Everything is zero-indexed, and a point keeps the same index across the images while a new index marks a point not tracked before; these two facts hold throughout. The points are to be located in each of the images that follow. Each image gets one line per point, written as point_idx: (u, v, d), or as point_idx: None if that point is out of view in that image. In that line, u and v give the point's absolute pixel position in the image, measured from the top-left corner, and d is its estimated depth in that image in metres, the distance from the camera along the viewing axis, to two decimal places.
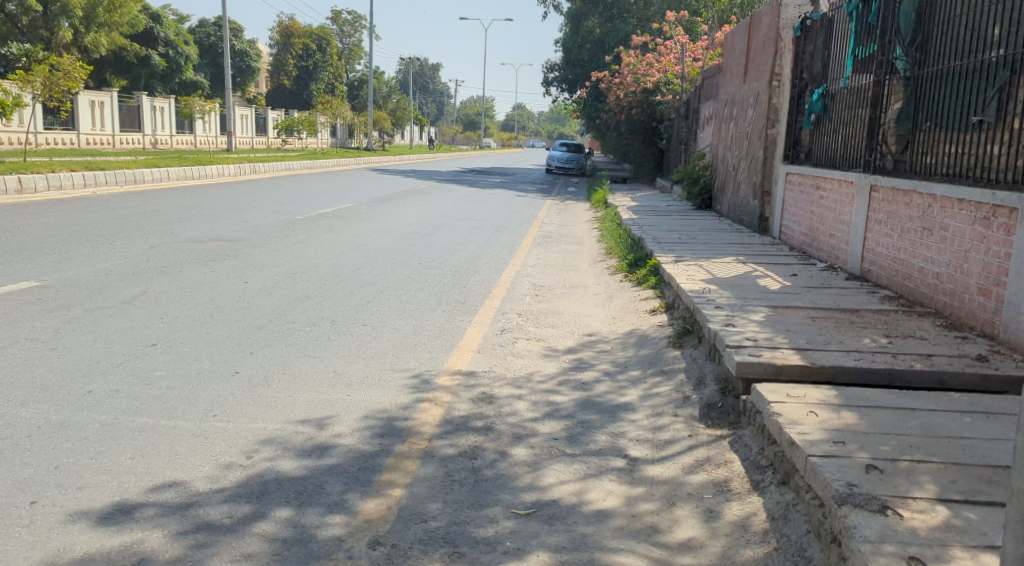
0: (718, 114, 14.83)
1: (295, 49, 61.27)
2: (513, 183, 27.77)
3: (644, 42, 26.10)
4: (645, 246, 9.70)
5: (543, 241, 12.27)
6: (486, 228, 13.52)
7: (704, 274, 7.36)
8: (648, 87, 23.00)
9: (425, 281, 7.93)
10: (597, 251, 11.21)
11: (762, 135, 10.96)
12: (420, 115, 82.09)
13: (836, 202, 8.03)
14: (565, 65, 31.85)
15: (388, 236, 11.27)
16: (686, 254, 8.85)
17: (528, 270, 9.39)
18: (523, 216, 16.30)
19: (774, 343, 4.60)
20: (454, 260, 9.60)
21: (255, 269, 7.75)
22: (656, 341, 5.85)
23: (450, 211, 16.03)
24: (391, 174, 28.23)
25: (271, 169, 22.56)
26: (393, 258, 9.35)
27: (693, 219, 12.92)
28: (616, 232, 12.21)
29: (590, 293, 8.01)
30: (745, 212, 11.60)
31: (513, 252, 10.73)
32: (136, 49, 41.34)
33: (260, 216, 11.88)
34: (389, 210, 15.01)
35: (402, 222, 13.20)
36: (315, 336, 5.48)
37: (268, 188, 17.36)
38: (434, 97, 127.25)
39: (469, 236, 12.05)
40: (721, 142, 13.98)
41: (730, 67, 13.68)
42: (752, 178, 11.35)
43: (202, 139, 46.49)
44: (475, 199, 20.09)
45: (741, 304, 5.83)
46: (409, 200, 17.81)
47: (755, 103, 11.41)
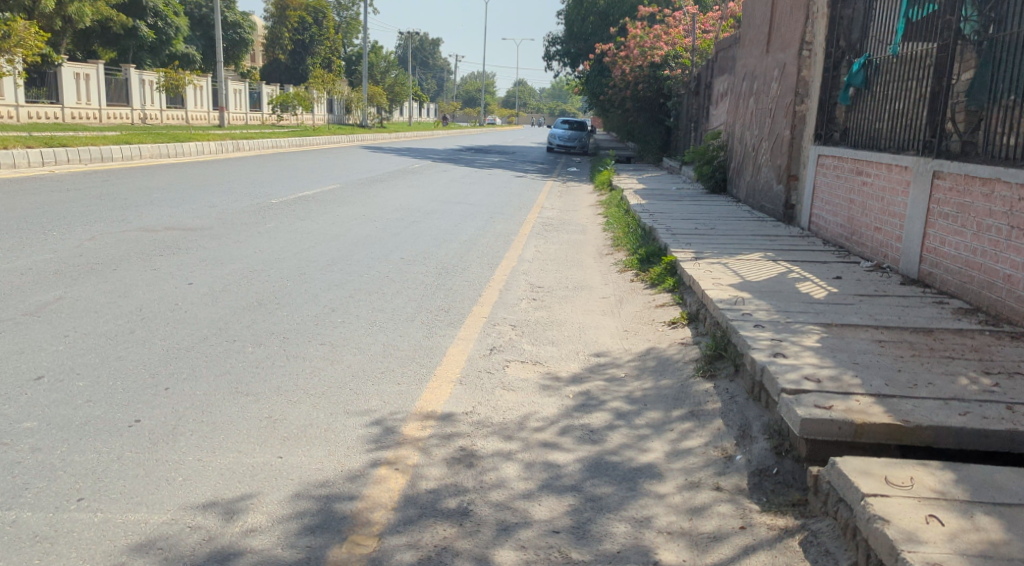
0: (734, 89, 13.69)
1: (290, 22, 59.84)
2: (512, 162, 26.64)
3: (652, 13, 24.85)
4: (658, 239, 8.60)
5: (543, 230, 11.17)
6: (481, 213, 12.41)
7: (732, 276, 6.25)
8: (655, 61, 21.79)
9: (404, 282, 6.84)
10: (602, 242, 10.11)
11: (788, 112, 9.82)
12: (420, 91, 80.60)
13: (885, 189, 6.90)
14: (568, 38, 30.57)
15: (371, 223, 10.17)
16: (705, 249, 7.75)
17: (524, 265, 8.31)
18: (522, 199, 15.18)
19: (843, 387, 3.51)
20: (442, 253, 8.51)
21: (205, 266, 6.65)
22: (679, 367, 4.76)
23: (442, 194, 14.90)
24: (385, 152, 27.07)
25: (257, 146, 21.43)
26: (372, 250, 8.26)
27: (707, 206, 11.80)
28: (624, 221, 11.10)
29: (596, 297, 6.93)
30: (768, 198, 10.49)
31: (509, 243, 9.64)
32: (123, 20, 40.07)
33: (230, 200, 10.77)
34: (376, 193, 13.89)
35: (388, 207, 12.09)
36: (255, 361, 4.39)
37: (248, 167, 16.22)
38: (434, 73, 125.48)
39: (460, 224, 10.95)
40: (738, 120, 12.85)
41: (749, 37, 12.50)
42: (776, 160, 10.23)
43: (193, 114, 45.28)
44: (471, 180, 18.94)
45: (784, 322, 4.74)
46: (400, 181, 16.67)
47: (780, 76, 10.26)
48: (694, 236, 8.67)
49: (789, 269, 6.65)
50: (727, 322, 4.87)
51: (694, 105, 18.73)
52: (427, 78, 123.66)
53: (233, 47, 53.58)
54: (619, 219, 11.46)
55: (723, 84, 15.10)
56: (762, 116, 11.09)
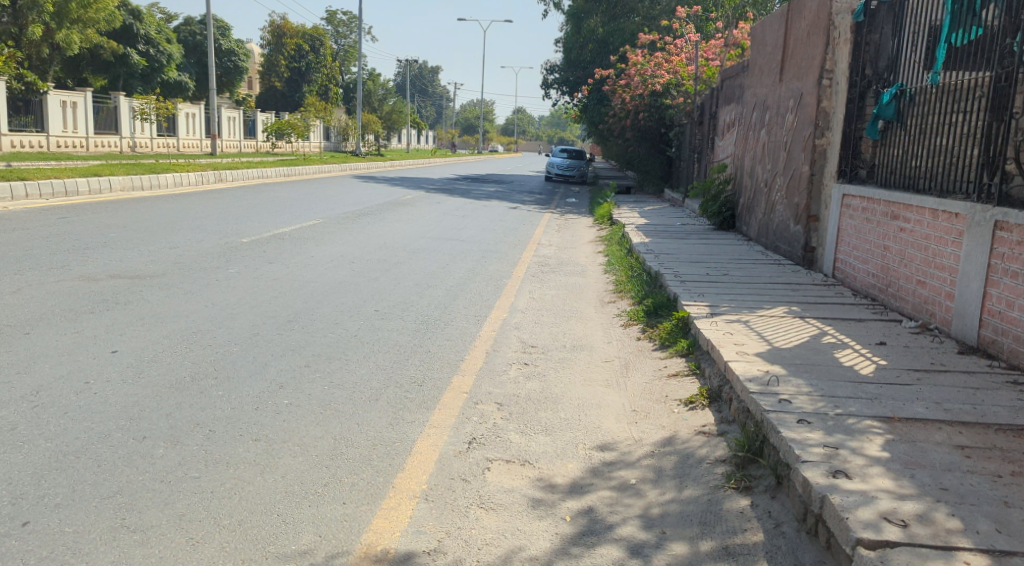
0: (743, 120, 12.83)
1: (287, 50, 59.51)
2: (509, 192, 25.80)
3: (652, 41, 24.17)
4: (667, 288, 7.69)
5: (538, 271, 10.25)
6: (472, 252, 11.50)
7: (758, 342, 5.31)
8: (656, 89, 20.99)
9: (374, 344, 5.90)
10: (602, 287, 9.19)
11: (807, 146, 8.94)
12: (418, 120, 80.16)
13: (928, 236, 5.99)
14: (567, 66, 29.90)
15: (348, 265, 9.26)
16: (721, 304, 6.83)
17: (514, 318, 7.37)
18: (516, 234, 14.29)
19: (941, 536, 2.55)
20: (423, 304, 7.57)
21: (140, 326, 5.71)
22: (703, 471, 3.80)
23: (431, 229, 14.02)
24: (377, 182, 26.24)
25: (242, 177, 20.59)
26: (343, 301, 7.33)
27: (716, 245, 10.90)
28: (627, 262, 10.19)
29: (598, 362, 5.99)
30: (785, 239, 9.60)
31: (499, 289, 8.71)
32: (114, 47, 39.52)
33: (195, 241, 9.87)
34: (361, 229, 13.00)
35: (370, 245, 11.18)
36: (160, 472, 3.44)
37: (226, 200, 15.36)
38: (433, 101, 125.36)
39: (447, 264, 10.05)
40: (748, 153, 12.01)
41: (761, 65, 11.65)
42: (794, 198, 9.32)
43: (186, 142, 44.62)
44: (464, 212, 18.06)
45: (833, 417, 3.79)
46: (387, 215, 15.80)
47: (797, 107, 9.39)
48: (707, 284, 7.76)
49: (823, 331, 5.72)
50: (762, 413, 3.91)
51: (698, 135, 17.92)
52: (426, 106, 123.58)
53: (228, 75, 53.05)
54: (622, 260, 10.58)
55: (729, 114, 14.27)
56: (776, 150, 10.22)
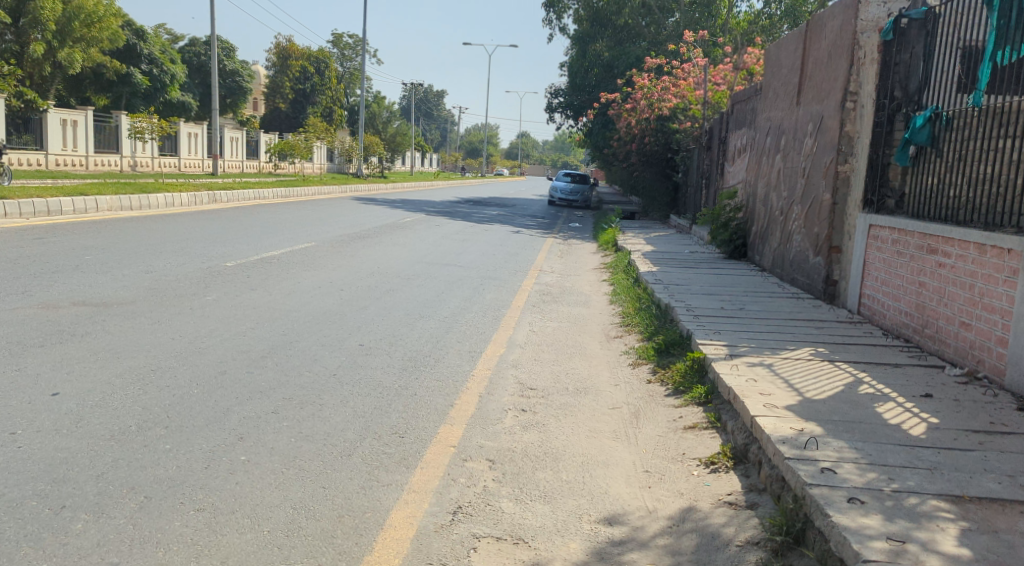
0: (755, 144, 12.29)
1: (292, 72, 59.40)
2: (511, 216, 25.26)
3: (658, 64, 23.80)
4: (679, 324, 7.09)
5: (539, 301, 9.65)
6: (470, 279, 10.92)
7: (787, 392, 4.71)
8: (663, 113, 20.55)
9: (355, 385, 5.31)
10: (608, 320, 8.59)
11: (828, 173, 8.38)
12: (422, 143, 79.99)
13: (973, 274, 5.40)
14: (571, 90, 29.50)
15: (336, 293, 8.68)
16: (740, 343, 6.23)
17: (512, 354, 6.77)
18: (517, 260, 13.70)
19: None
20: (413, 337, 6.97)
21: (92, 363, 5.12)
22: (733, 556, 3.20)
23: (428, 253, 13.45)
24: (377, 204, 25.71)
25: (236, 197, 20.06)
26: (326, 333, 6.75)
27: (728, 276, 10.32)
28: (635, 293, 9.60)
29: (604, 407, 5.38)
30: (803, 271, 9.01)
31: (497, 321, 8.11)
32: (117, 67, 39.23)
33: (175, 265, 9.28)
34: (355, 253, 12.43)
35: (363, 271, 10.60)
36: (72, 558, 2.85)
37: (217, 221, 14.79)
38: (438, 125, 125.46)
39: (443, 292, 9.47)
40: (761, 180, 11.46)
41: (775, 87, 11.12)
42: (814, 227, 8.74)
43: (187, 162, 44.23)
44: (464, 236, 17.50)
45: (888, 494, 3.19)
46: (384, 238, 15.23)
47: (816, 131, 8.83)
48: (722, 320, 7.16)
49: (857, 379, 5.12)
50: (802, 487, 3.31)
51: (707, 160, 17.41)
52: (431, 130, 123.61)
53: (232, 96, 52.79)
54: (629, 290, 9.98)
55: (740, 139, 13.74)
56: (793, 176, 9.65)
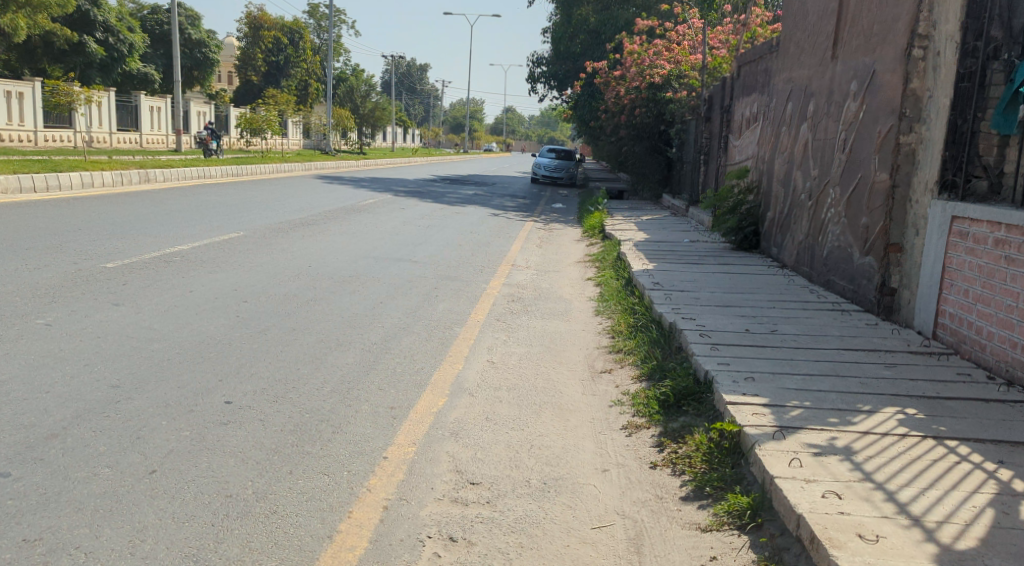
0: (769, 112, 10.26)
1: (264, 43, 56.67)
2: (489, 196, 23.14)
3: (649, 28, 21.67)
4: (694, 362, 5.02)
5: (505, 312, 7.59)
6: (423, 280, 8.85)
7: (908, 535, 2.67)
8: (656, 81, 18.47)
9: (176, 496, 3.24)
10: (592, 341, 6.54)
11: (883, 145, 6.35)
12: (404, 118, 77.36)
13: None
14: (556, 58, 27.29)
15: (235, 307, 6.62)
16: (788, 401, 4.17)
17: (453, 411, 4.72)
18: (486, 251, 11.62)
19: None
20: (314, 383, 4.90)
21: None
22: None
23: (382, 245, 11.36)
24: (342, 183, 23.50)
25: (176, 177, 17.87)
26: (184, 379, 4.68)
27: (744, 277, 8.28)
28: (628, 302, 7.51)
29: (584, 524, 3.32)
30: (844, 272, 7.01)
31: (445, 349, 6.05)
32: (68, 35, 36.65)
33: (29, 268, 7.17)
34: (289, 246, 10.34)
35: (288, 272, 8.52)
36: None
37: (131, 206, 12.62)
38: (421, 99, 122.28)
39: (382, 302, 7.40)
40: (778, 154, 9.44)
41: (798, 39, 9.05)
42: (859, 217, 6.71)
43: (150, 137, 41.73)
44: (430, 220, 15.39)
45: None
46: (333, 224, 13.11)
47: (864, 92, 6.79)
48: (754, 354, 5.10)
49: (1005, 488, 3.09)
50: None
51: (706, 133, 15.39)
52: (413, 104, 120.45)
53: (199, 67, 50.04)
54: (620, 298, 7.90)
55: (748, 107, 11.68)
56: (828, 150, 7.61)
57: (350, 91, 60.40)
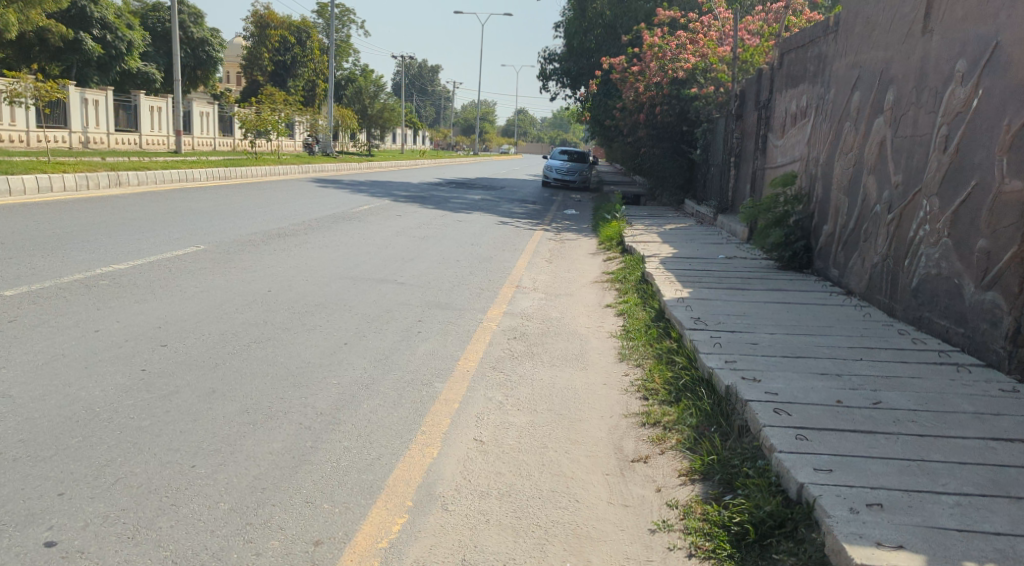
0: (825, 104, 8.59)
1: (271, 42, 55.20)
2: (497, 200, 21.54)
3: (670, 19, 20.02)
4: (777, 464, 3.35)
5: (504, 356, 5.98)
6: (406, 308, 7.26)
7: None
8: (679, 75, 16.83)
9: None
10: (617, 406, 4.91)
11: (1014, 141, 4.68)
12: (414, 119, 75.95)
13: None
14: (569, 53, 25.65)
15: (146, 354, 5.04)
16: (960, 562, 2.52)
17: (413, 543, 3.11)
18: (488, 268, 10.01)
19: None
20: (208, 495, 3.27)
21: None
22: None
23: (366, 261, 9.77)
24: (338, 186, 21.90)
25: (153, 179, 16.33)
26: (4, 497, 3.09)
27: (805, 308, 6.60)
28: (663, 346, 5.84)
29: None
30: (947, 310, 5.34)
31: (415, 420, 4.44)
32: (64, 32, 35.18)
33: None
34: (254, 264, 8.77)
35: (240, 298, 6.95)
36: None
37: (83, 214, 11.07)
38: (433, 101, 121.05)
39: (347, 344, 5.81)
40: (839, 155, 7.76)
41: (869, 12, 7.38)
42: (973, 236, 5.04)
43: (150, 139, 40.29)
44: (428, 229, 13.79)
45: None
46: (315, 235, 11.52)
47: (982, 71, 5.13)
48: (866, 452, 3.43)
49: None
50: None
51: (737, 132, 13.75)
52: (424, 106, 119.00)
53: (203, 67, 48.65)
54: (652, 339, 6.23)
55: (794, 100, 10.00)
56: (919, 149, 5.95)
57: (358, 92, 58.82)
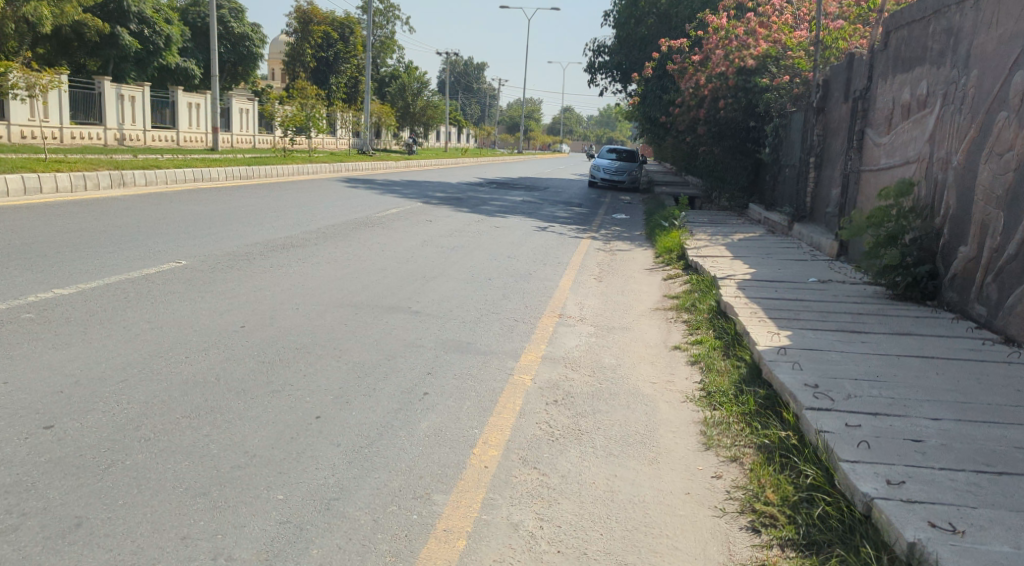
0: (962, 93, 6.77)
1: (314, 38, 53.92)
2: (540, 203, 19.78)
3: (735, 4, 18.12)
4: None
5: (539, 438, 4.25)
6: (414, 353, 5.56)
7: None
8: (747, 65, 14.97)
9: None
10: (716, 546, 3.15)
11: None
12: (459, 117, 74.30)
13: None
14: (619, 45, 23.74)
15: (8, 449, 3.41)
16: None
17: None
18: (526, 291, 8.29)
19: None
20: None
21: None
22: None
23: (377, 281, 8.09)
24: (370, 186, 20.27)
25: (163, 178, 14.87)
26: None
27: (961, 370, 4.77)
28: (771, 433, 4.05)
29: None
30: None
31: None
32: (100, 26, 34.10)
33: None
34: (238, 287, 7.13)
35: (198, 340, 5.32)
36: None
37: (60, 221, 9.56)
38: (479, 99, 119.37)
39: (317, 419, 4.13)
40: (987, 156, 5.94)
41: None
42: None
43: (188, 136, 39.23)
44: (458, 237, 12.07)
45: None
46: (326, 246, 9.88)
47: None
48: None
49: None
50: None
51: (820, 128, 11.86)
52: (470, 103, 117.32)
53: (243, 63, 47.58)
54: (751, 417, 4.44)
55: (909, 89, 8.14)
56: None
57: (402, 89, 57.17)
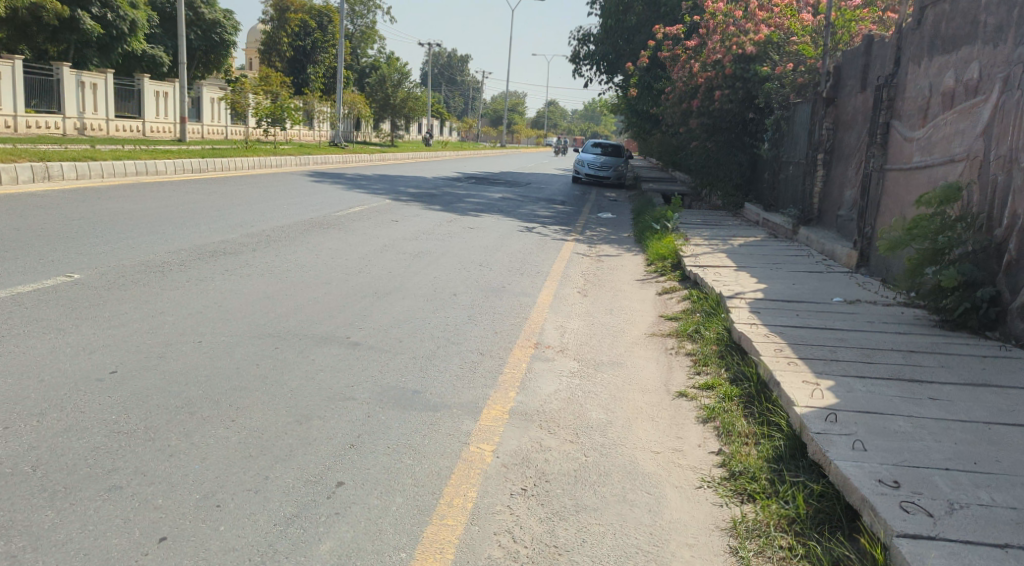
0: None
1: (291, 26, 52.02)
2: (521, 201, 18.40)
3: None
4: None
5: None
6: (336, 409, 4.17)
7: None
8: (745, 52, 13.69)
9: None
10: None
11: None
12: (441, 110, 72.57)
13: None
14: (605, 34, 22.40)
15: None
16: None
17: None
18: (496, 311, 6.90)
19: None
20: None
21: None
22: None
23: (316, 300, 6.66)
24: (337, 181, 18.77)
25: (100, 171, 13.34)
26: None
27: None
28: None
29: None
30: None
31: None
32: (59, 9, 32.24)
33: None
34: (132, 310, 5.69)
35: (35, 394, 3.89)
36: None
37: None
38: (462, 91, 117.52)
39: (159, 545, 2.73)
40: None
41: None
42: None
43: (154, 126, 37.46)
44: (425, 241, 10.66)
45: None
46: (265, 254, 8.43)
47: None
48: None
49: None
50: None
51: (830, 120, 10.58)
52: (453, 96, 115.43)
53: (215, 50, 45.74)
54: (802, 531, 3.09)
55: (954, 73, 6.86)
56: None
57: (382, 80, 55.35)
